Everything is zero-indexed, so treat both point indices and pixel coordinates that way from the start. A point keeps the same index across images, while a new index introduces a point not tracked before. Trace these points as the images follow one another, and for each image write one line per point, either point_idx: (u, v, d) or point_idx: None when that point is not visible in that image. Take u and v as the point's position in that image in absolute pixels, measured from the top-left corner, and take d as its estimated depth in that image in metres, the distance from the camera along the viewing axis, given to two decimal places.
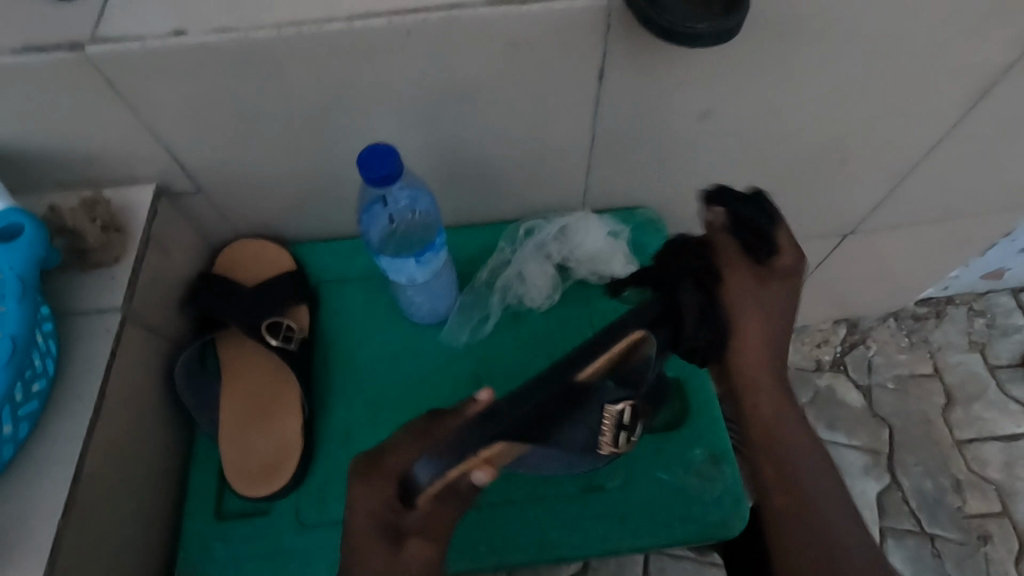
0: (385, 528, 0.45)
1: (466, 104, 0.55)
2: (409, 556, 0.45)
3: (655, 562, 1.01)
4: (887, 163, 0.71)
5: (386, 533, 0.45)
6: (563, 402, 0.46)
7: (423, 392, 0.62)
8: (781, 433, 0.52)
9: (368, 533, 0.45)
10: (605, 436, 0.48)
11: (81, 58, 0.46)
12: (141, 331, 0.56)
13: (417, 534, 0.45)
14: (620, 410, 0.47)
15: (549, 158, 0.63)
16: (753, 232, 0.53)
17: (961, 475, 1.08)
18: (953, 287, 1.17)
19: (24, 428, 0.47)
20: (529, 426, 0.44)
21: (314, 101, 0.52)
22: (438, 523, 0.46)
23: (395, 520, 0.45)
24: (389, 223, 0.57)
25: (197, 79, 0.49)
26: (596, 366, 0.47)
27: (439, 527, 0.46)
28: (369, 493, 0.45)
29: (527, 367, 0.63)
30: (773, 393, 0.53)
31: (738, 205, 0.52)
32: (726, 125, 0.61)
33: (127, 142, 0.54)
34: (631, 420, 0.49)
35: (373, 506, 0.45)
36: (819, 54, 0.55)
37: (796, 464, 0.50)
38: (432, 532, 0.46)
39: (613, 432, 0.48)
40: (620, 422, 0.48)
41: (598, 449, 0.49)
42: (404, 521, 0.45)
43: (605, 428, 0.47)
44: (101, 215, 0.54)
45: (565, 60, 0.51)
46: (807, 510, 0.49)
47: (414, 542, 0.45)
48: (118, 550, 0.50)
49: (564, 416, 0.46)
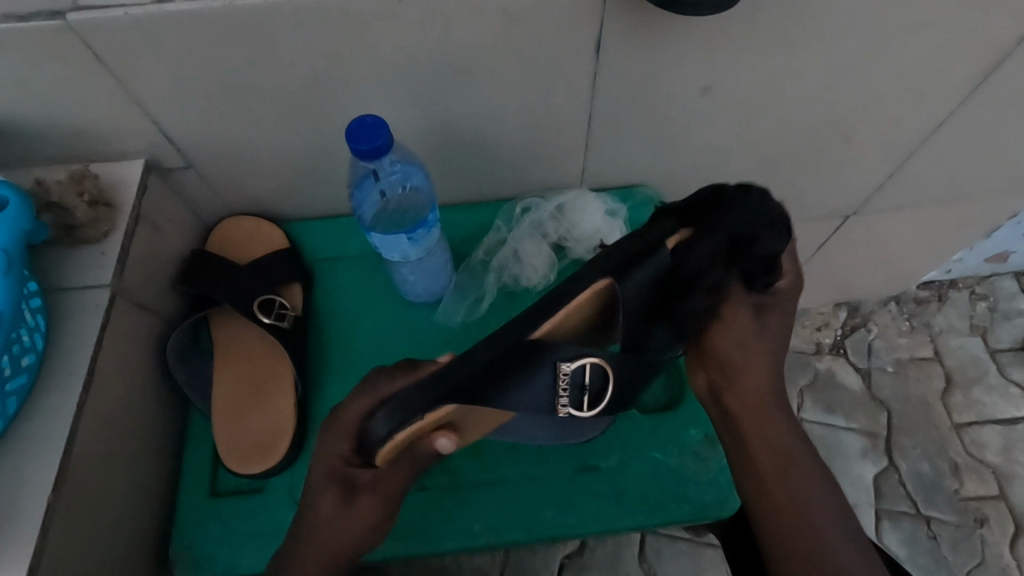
0: (340, 483, 0.48)
1: (461, 77, 0.53)
2: (359, 509, 0.49)
3: (651, 542, 1.01)
4: (893, 142, 0.70)
5: (339, 484, 0.48)
6: (518, 358, 0.43)
7: None
8: (757, 419, 0.54)
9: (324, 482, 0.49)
10: (560, 399, 0.47)
11: (62, 25, 0.45)
12: (132, 308, 0.55)
13: (372, 487, 0.50)
14: (575, 368, 0.46)
15: (546, 134, 0.61)
16: (767, 262, 0.52)
17: (959, 458, 1.08)
18: (955, 270, 1.16)
19: (12, 403, 0.46)
20: (472, 389, 0.42)
21: (305, 74, 0.51)
22: (391, 480, 0.51)
23: (350, 474, 0.48)
24: (381, 198, 0.56)
25: (182, 48, 0.47)
26: (551, 323, 0.45)
27: (391, 484, 0.51)
28: (329, 445, 0.48)
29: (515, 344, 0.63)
30: (758, 385, 0.55)
31: (773, 235, 0.50)
32: (728, 101, 0.60)
33: (114, 116, 0.53)
34: (588, 381, 0.47)
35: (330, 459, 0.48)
36: (824, 26, 0.53)
37: (782, 449, 0.53)
38: (386, 489, 0.50)
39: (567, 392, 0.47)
40: (575, 382, 0.47)
41: (553, 409, 0.47)
42: (358, 476, 0.48)
43: (560, 387, 0.46)
44: (89, 189, 0.53)
45: (563, 31, 0.50)
46: (790, 486, 0.51)
47: (365, 498, 0.49)
48: (110, 526, 0.50)
49: (512, 379, 0.43)
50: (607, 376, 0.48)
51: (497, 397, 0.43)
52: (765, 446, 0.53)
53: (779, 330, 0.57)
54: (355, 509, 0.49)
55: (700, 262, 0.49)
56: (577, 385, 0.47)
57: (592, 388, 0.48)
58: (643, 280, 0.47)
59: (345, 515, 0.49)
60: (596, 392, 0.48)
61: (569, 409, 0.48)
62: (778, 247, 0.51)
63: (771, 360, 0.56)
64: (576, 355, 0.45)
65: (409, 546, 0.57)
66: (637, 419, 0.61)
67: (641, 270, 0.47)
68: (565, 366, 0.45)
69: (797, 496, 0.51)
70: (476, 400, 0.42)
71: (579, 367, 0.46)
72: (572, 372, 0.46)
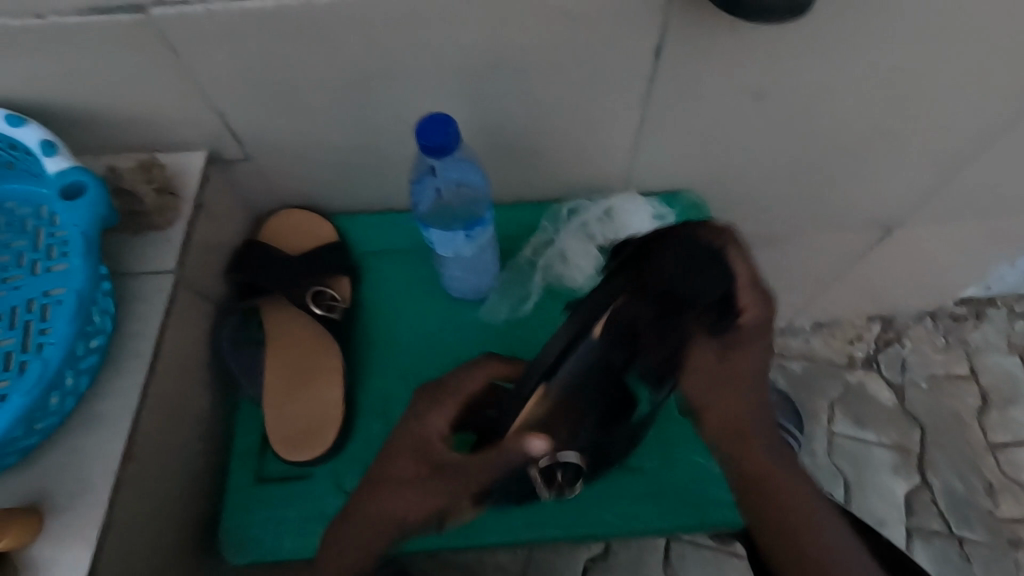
0: (427, 458, 0.50)
1: (518, 79, 0.54)
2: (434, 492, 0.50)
3: (676, 549, 1.01)
4: (943, 154, 0.69)
5: (427, 465, 0.50)
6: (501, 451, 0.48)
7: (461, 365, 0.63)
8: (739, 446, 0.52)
9: (410, 458, 0.51)
10: (540, 487, 0.52)
11: (144, 20, 0.46)
12: (191, 295, 0.57)
13: (457, 479, 0.49)
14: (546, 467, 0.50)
15: (596, 137, 0.62)
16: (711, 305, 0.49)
17: (993, 478, 1.06)
18: (995, 287, 1.13)
19: (84, 381, 0.48)
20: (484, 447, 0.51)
21: (366, 71, 0.52)
22: (473, 478, 0.49)
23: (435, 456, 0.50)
24: (436, 195, 0.58)
25: (253, 44, 0.49)
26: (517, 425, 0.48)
27: (473, 483, 0.49)
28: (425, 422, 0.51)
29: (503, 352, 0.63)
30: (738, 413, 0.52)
31: (701, 274, 0.49)
32: (780, 108, 0.60)
33: (181, 107, 0.55)
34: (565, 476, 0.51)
35: (426, 432, 0.51)
36: (883, 35, 0.53)
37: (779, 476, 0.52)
38: (467, 485, 0.49)
39: (544, 478, 0.51)
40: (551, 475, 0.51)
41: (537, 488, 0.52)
42: (446, 459, 0.50)
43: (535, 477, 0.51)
44: (156, 178, 0.56)
45: (624, 35, 0.50)
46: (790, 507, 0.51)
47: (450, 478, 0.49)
48: (166, 506, 0.52)
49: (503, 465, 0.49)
50: (578, 466, 0.51)
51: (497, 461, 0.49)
52: (757, 472, 0.52)
53: (752, 367, 0.51)
54: (428, 489, 0.50)
55: (635, 312, 0.47)
56: (550, 479, 0.51)
57: (570, 475, 0.51)
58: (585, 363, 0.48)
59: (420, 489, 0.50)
60: (568, 482, 0.52)
61: (551, 491, 0.52)
62: (716, 287, 0.49)
63: (735, 398, 0.51)
64: (556, 451, 0.49)
65: (452, 537, 0.57)
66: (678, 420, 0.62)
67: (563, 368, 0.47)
68: (535, 468, 0.49)
69: (803, 517, 0.51)
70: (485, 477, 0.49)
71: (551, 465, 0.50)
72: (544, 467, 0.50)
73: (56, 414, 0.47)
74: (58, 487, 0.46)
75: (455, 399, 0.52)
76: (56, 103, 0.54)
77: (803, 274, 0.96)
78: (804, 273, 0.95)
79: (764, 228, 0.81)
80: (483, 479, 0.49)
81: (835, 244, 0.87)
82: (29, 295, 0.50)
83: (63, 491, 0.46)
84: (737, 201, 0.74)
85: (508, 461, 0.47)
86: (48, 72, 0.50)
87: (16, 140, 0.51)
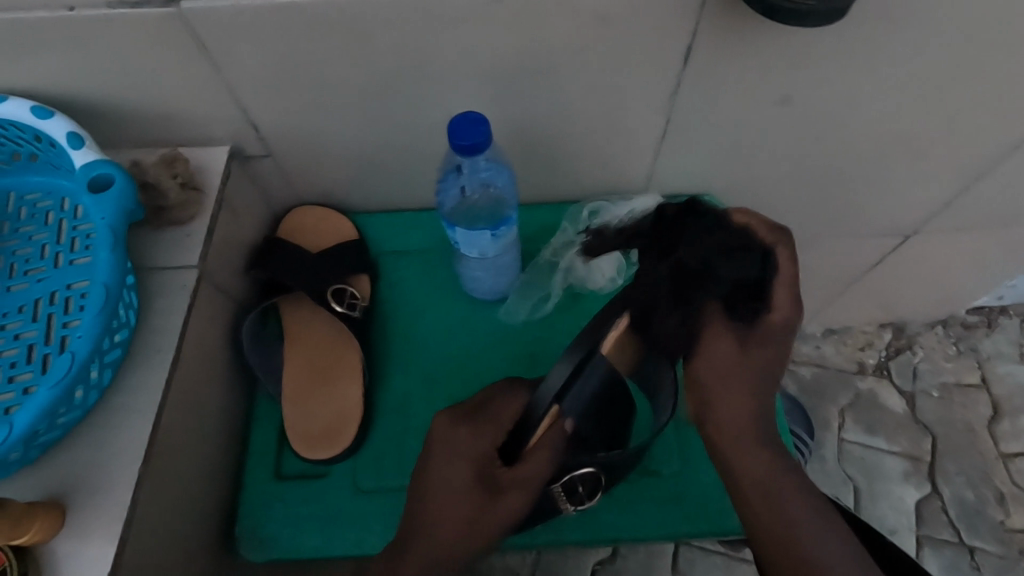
0: (478, 475, 0.50)
1: (546, 80, 0.54)
2: (500, 509, 0.50)
3: (685, 554, 1.01)
4: (966, 162, 0.69)
5: (479, 482, 0.50)
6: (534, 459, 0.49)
7: (480, 367, 0.63)
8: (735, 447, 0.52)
9: (464, 483, 0.50)
10: (563, 504, 0.52)
11: (175, 14, 0.46)
12: (213, 291, 0.57)
13: (517, 487, 0.50)
14: (566, 480, 0.51)
15: (620, 139, 0.61)
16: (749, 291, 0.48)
17: (1004, 488, 1.06)
18: (1008, 296, 1.13)
19: (108, 375, 0.48)
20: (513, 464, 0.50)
21: (393, 68, 0.52)
22: (535, 478, 0.50)
23: (488, 472, 0.51)
24: (461, 193, 0.59)
25: (283, 40, 0.49)
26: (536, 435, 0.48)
27: (537, 482, 0.50)
28: (471, 437, 0.52)
29: (523, 354, 0.63)
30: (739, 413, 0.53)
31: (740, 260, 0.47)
32: (806, 113, 0.59)
33: (206, 102, 0.55)
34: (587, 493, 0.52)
35: (460, 451, 0.51)
36: (915, 42, 0.52)
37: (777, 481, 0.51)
38: (532, 488, 0.50)
39: (567, 495, 0.51)
40: (574, 490, 0.51)
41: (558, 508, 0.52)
42: (498, 473, 0.50)
43: (559, 496, 0.51)
44: (180, 172, 0.55)
45: (654, 37, 0.50)
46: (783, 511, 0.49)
47: (510, 493, 0.50)
48: (186, 502, 0.52)
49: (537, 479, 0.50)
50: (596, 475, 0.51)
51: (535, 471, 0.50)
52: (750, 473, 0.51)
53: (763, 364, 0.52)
54: (499, 507, 0.50)
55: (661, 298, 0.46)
56: (573, 492, 0.51)
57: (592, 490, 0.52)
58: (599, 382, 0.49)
59: (468, 496, 0.50)
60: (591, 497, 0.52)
61: (574, 507, 0.52)
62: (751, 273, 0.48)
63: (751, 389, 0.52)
64: (573, 468, 0.50)
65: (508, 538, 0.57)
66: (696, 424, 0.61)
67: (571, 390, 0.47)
68: (557, 484, 0.51)
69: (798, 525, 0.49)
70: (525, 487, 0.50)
71: (570, 480, 0.51)
72: (564, 481, 0.50)
73: (80, 408, 0.47)
74: (82, 481, 0.46)
75: (487, 422, 0.52)
76: (81, 95, 0.54)
77: (816, 280, 0.95)
78: (819, 279, 0.95)
79: None
80: (542, 476, 0.50)
81: (851, 250, 0.87)
82: (52, 287, 0.50)
83: (86, 485, 0.46)
84: (756, 205, 0.74)
85: (554, 449, 0.49)
86: (75, 64, 0.50)
87: (42, 132, 0.50)
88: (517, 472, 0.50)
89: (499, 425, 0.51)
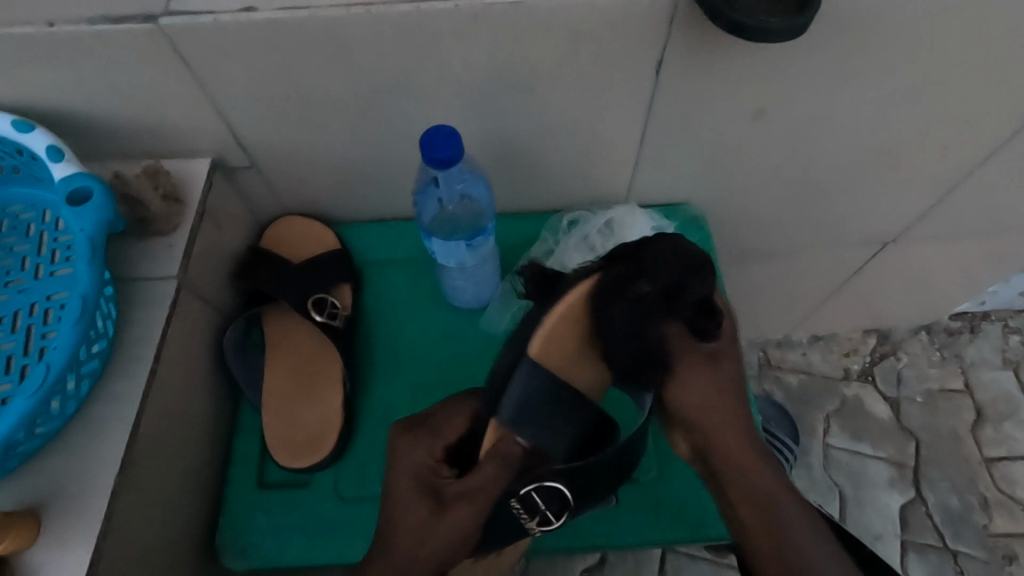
0: (426, 488, 0.51)
1: (523, 93, 0.55)
2: (450, 522, 0.49)
3: (672, 561, 1.01)
4: (940, 172, 0.70)
5: (428, 495, 0.51)
6: (485, 473, 0.49)
7: (450, 374, 0.63)
8: (743, 474, 0.52)
9: (409, 493, 0.51)
10: (526, 521, 0.51)
11: (153, 29, 0.47)
12: (195, 301, 0.57)
13: (462, 499, 0.49)
14: (523, 497, 0.49)
15: (598, 151, 0.63)
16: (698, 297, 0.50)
17: (988, 493, 1.07)
18: (989, 302, 1.14)
19: (85, 386, 0.49)
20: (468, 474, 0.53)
21: (374, 83, 0.52)
22: (484, 491, 0.49)
23: (439, 484, 0.51)
24: (439, 206, 0.60)
25: (261, 56, 0.49)
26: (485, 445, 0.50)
27: (486, 497, 0.49)
28: (415, 447, 0.53)
29: (479, 360, 0.64)
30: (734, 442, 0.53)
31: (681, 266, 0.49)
32: (782, 125, 0.60)
33: (188, 114, 0.55)
34: (549, 506, 0.50)
35: (409, 468, 0.52)
36: (884, 58, 0.53)
37: (774, 507, 0.51)
38: (479, 501, 0.49)
39: (527, 512, 0.50)
40: (533, 507, 0.50)
41: (527, 530, 0.52)
42: (445, 485, 0.51)
43: (521, 515, 0.51)
44: (163, 184, 0.56)
45: (626, 52, 0.51)
46: (788, 539, 0.50)
47: (455, 505, 0.49)
48: (166, 512, 0.52)
49: (486, 496, 0.49)
50: (560, 492, 0.49)
51: (487, 485, 0.49)
52: (750, 500, 0.51)
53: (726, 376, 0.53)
54: (448, 520, 0.49)
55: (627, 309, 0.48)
56: (534, 508, 0.51)
57: (558, 508, 0.51)
58: (545, 408, 0.49)
59: (411, 505, 0.50)
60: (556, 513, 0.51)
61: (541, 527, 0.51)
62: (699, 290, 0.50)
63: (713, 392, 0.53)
64: (533, 483, 0.49)
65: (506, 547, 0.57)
66: None
67: (504, 402, 0.49)
68: (514, 499, 0.49)
69: (800, 547, 0.49)
70: (471, 502, 0.49)
71: (529, 496, 0.50)
72: (521, 499, 0.49)
73: (58, 419, 0.47)
74: (61, 491, 0.46)
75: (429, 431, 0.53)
76: (63, 109, 0.54)
77: (799, 288, 0.96)
78: (802, 287, 0.96)
79: (763, 241, 0.82)
80: (489, 491, 0.49)
81: (832, 258, 0.88)
82: (34, 298, 0.50)
83: (65, 495, 0.46)
84: (735, 214, 0.75)
85: (503, 465, 0.49)
86: (58, 79, 0.51)
87: (23, 146, 0.51)
88: (463, 483, 0.50)
89: (438, 436, 0.53)
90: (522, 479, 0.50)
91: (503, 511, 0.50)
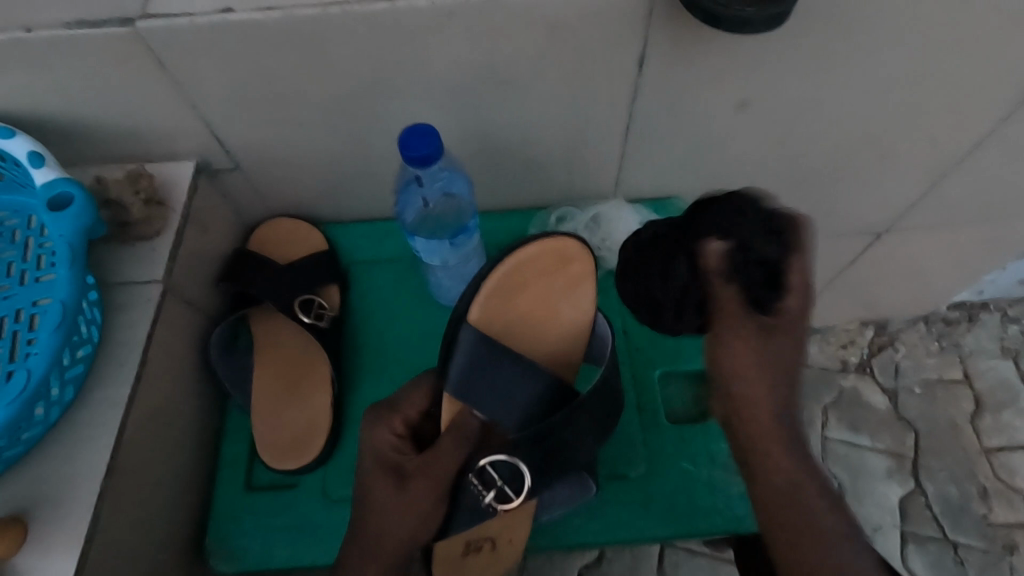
0: (389, 467, 0.51)
1: (504, 89, 0.54)
2: (412, 495, 0.50)
3: (670, 556, 1.01)
4: (930, 160, 0.69)
5: (391, 471, 0.51)
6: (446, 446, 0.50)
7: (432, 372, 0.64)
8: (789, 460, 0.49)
9: (374, 471, 0.52)
10: (485, 498, 0.51)
11: (130, 32, 0.46)
12: (181, 304, 0.57)
13: (423, 474, 0.50)
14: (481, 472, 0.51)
15: (584, 147, 0.62)
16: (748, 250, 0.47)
17: (987, 482, 1.06)
18: (987, 291, 1.13)
19: (69, 392, 0.49)
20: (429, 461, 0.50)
21: (355, 82, 0.52)
22: (441, 466, 0.50)
23: (400, 461, 0.51)
24: (423, 206, 0.60)
25: (239, 58, 0.49)
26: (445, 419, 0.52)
27: (444, 471, 0.50)
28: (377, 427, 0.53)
29: None
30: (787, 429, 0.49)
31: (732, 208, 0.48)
32: (768, 116, 0.60)
33: (170, 118, 0.55)
34: (507, 479, 0.52)
35: (374, 446, 0.52)
36: (868, 47, 0.53)
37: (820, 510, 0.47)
38: (438, 475, 0.50)
39: (487, 489, 0.51)
40: (492, 482, 0.51)
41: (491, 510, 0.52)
42: (406, 461, 0.51)
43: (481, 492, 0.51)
44: (144, 188, 0.55)
45: (606, 46, 0.50)
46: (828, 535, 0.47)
47: (416, 482, 0.50)
48: (154, 514, 0.53)
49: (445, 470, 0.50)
50: (514, 463, 0.51)
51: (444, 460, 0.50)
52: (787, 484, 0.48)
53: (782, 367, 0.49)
54: (409, 495, 0.50)
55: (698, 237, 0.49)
56: (492, 484, 0.52)
57: (517, 484, 0.52)
58: (494, 372, 0.52)
59: (376, 482, 0.51)
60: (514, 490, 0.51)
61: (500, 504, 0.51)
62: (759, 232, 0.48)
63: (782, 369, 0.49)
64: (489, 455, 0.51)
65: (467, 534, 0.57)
66: (665, 428, 0.62)
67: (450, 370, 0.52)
68: (473, 475, 0.51)
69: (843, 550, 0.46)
70: (431, 475, 0.50)
71: (487, 469, 0.51)
72: (479, 472, 0.51)
73: (41, 424, 0.48)
74: (46, 498, 0.47)
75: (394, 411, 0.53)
76: (45, 115, 0.54)
77: None
78: None
79: None
80: (449, 464, 0.50)
81: (826, 249, 0.87)
82: (19, 304, 0.50)
83: (51, 502, 0.47)
84: None
85: (464, 437, 0.51)
86: (39, 86, 0.51)
87: (5, 152, 0.51)
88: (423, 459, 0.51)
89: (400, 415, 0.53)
90: (481, 453, 0.52)
91: (464, 488, 0.52)
